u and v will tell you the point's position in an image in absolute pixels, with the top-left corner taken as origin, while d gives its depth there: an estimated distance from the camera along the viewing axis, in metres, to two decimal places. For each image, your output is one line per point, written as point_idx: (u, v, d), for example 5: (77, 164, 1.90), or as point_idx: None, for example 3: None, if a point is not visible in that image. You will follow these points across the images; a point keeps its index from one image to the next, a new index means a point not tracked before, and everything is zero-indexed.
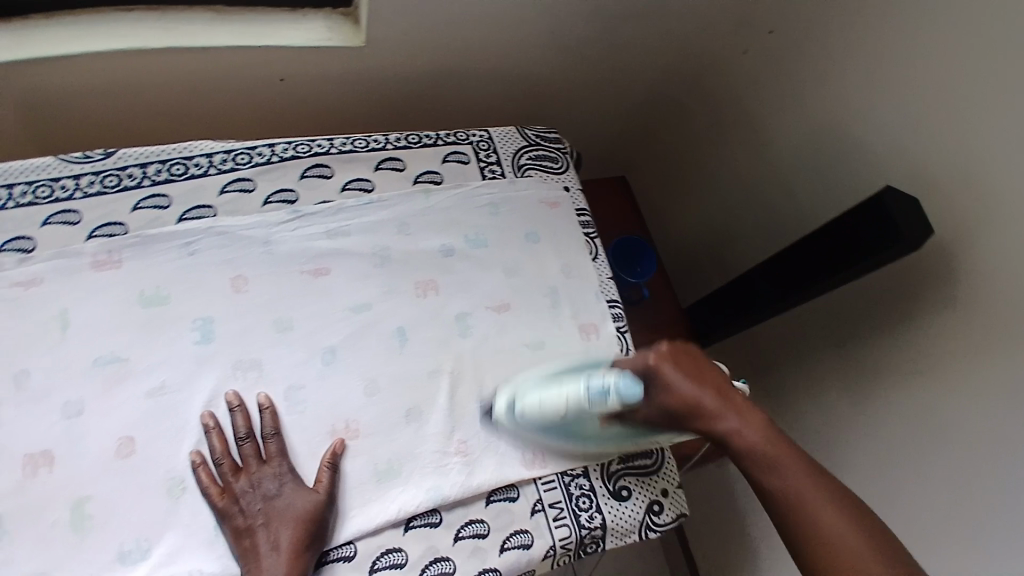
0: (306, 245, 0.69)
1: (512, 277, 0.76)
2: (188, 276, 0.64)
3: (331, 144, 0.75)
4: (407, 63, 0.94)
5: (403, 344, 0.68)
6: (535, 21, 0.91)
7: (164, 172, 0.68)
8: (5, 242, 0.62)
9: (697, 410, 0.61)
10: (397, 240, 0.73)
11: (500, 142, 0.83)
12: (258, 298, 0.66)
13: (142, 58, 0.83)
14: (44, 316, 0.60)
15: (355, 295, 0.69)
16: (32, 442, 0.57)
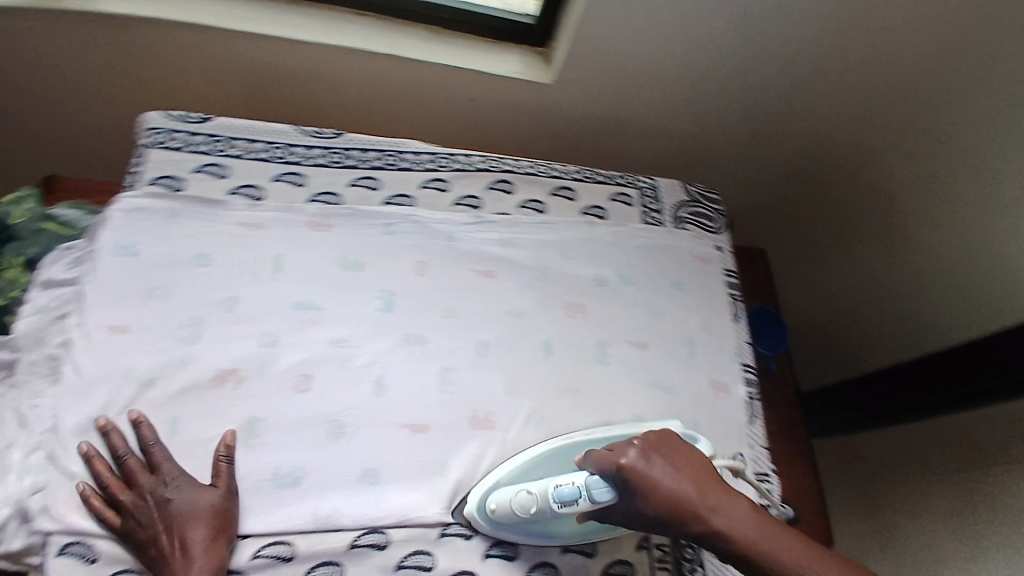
0: (483, 248, 0.77)
1: (656, 318, 0.79)
2: (384, 252, 0.74)
3: (516, 164, 0.82)
4: (583, 104, 1.00)
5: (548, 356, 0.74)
6: (712, 87, 0.97)
7: (380, 160, 0.77)
8: (238, 187, 0.72)
9: (682, 509, 0.57)
10: (559, 262, 0.79)
11: (665, 193, 0.87)
12: (435, 285, 0.74)
13: (362, 57, 0.92)
14: (259, 255, 0.69)
15: (513, 302, 0.75)
16: (225, 359, 0.65)
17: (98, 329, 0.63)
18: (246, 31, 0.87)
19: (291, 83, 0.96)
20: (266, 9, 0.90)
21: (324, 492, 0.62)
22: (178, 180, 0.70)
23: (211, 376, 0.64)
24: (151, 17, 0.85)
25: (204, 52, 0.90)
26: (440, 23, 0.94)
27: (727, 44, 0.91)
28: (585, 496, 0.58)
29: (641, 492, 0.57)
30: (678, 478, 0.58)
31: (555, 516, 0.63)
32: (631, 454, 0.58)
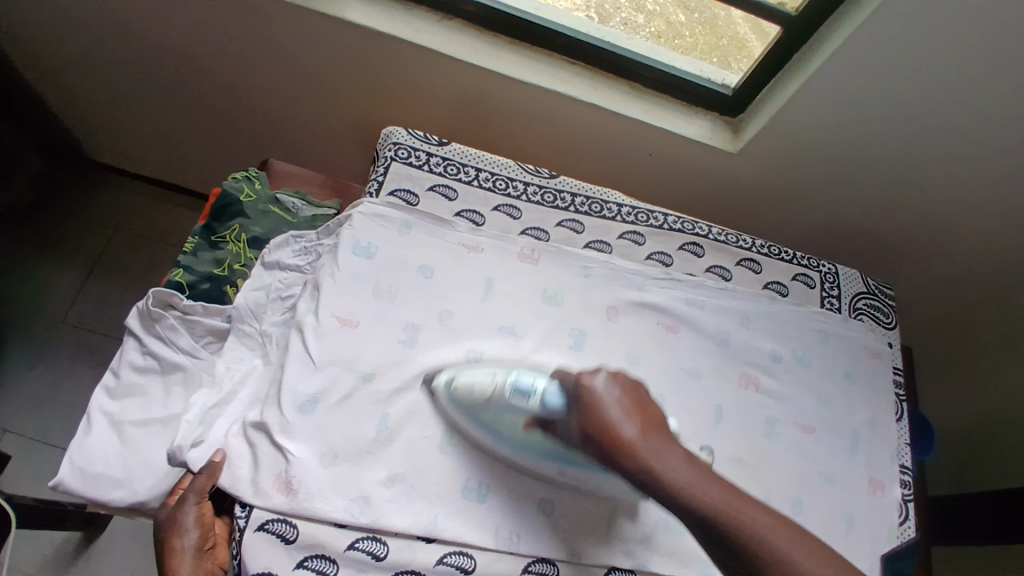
0: (669, 302, 0.79)
1: (825, 405, 0.80)
2: (579, 291, 0.77)
3: (709, 230, 0.85)
4: (761, 176, 1.03)
5: (718, 422, 0.75)
6: (899, 186, 0.97)
7: (586, 206, 0.82)
8: (461, 210, 0.78)
9: (617, 440, 0.53)
10: (740, 331, 0.80)
11: (845, 280, 0.88)
12: (623, 332, 0.76)
13: (568, 102, 0.99)
14: (476, 277, 0.73)
15: (692, 362, 0.77)
16: (434, 365, 0.67)
17: (332, 318, 0.66)
18: (474, 63, 0.96)
19: (494, 111, 1.05)
20: (492, 45, 0.98)
21: (506, 516, 0.63)
22: (413, 196, 0.76)
23: (421, 379, 0.66)
24: (393, 34, 0.93)
25: (428, 73, 0.99)
26: (642, 81, 1.00)
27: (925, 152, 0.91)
28: (540, 391, 0.59)
29: (585, 415, 0.55)
30: (625, 407, 0.55)
31: (493, 424, 0.62)
32: (589, 376, 0.56)
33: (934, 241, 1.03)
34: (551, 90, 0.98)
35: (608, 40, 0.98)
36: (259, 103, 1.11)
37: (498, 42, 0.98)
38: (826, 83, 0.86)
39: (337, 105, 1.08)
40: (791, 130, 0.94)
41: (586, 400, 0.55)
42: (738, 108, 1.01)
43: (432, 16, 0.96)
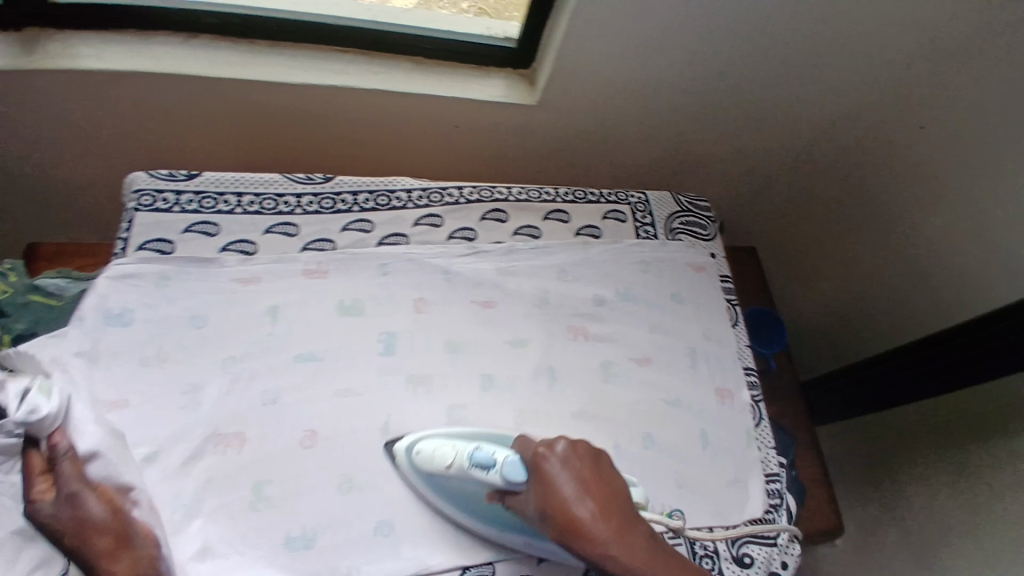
0: (480, 277, 0.77)
1: (660, 336, 0.80)
2: (383, 290, 0.73)
3: (509, 192, 0.83)
4: (567, 123, 1.02)
5: (553, 384, 0.73)
6: (696, 100, 0.99)
7: (371, 202, 0.78)
8: (230, 243, 0.72)
9: (580, 529, 0.51)
10: (559, 286, 0.79)
11: (656, 205, 0.88)
12: (435, 321, 0.73)
13: (349, 93, 0.93)
14: (257, 310, 0.68)
15: (515, 331, 0.75)
16: (228, 420, 0.62)
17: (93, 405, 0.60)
18: (231, 76, 0.88)
19: (278, 121, 0.98)
20: (249, 53, 0.90)
21: (340, 553, 0.59)
22: (167, 242, 0.70)
23: (212, 439, 0.61)
24: (131, 69, 0.84)
25: (190, 100, 0.91)
26: (422, 53, 0.96)
27: (706, 63, 0.93)
28: (497, 469, 0.55)
29: (549, 498, 0.53)
30: (592, 495, 0.53)
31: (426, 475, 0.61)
32: (563, 447, 0.55)
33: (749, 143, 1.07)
34: (328, 86, 0.92)
35: (372, 19, 0.93)
36: (21, 175, 0.99)
37: (254, 48, 0.91)
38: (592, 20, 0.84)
39: (109, 158, 0.98)
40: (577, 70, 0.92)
41: (540, 484, 0.53)
42: (526, 58, 0.99)
43: (173, 38, 0.88)
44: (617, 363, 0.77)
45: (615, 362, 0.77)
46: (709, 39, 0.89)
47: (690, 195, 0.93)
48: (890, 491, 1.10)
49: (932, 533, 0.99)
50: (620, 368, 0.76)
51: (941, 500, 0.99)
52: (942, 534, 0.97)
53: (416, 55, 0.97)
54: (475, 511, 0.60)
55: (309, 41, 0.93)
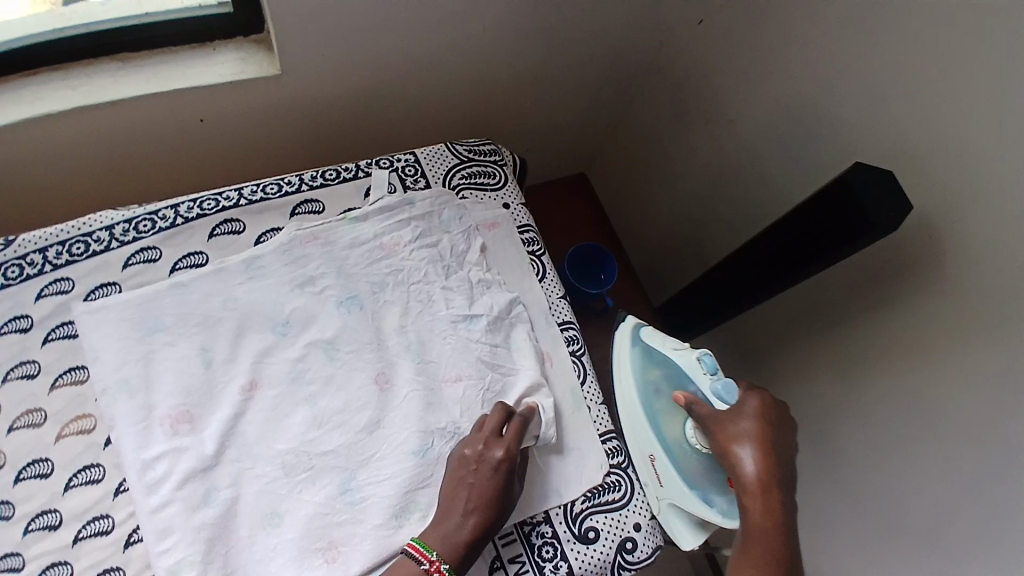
0: (224, 303, 0.68)
1: (430, 317, 0.71)
2: (104, 385, 0.64)
3: (239, 195, 0.71)
4: (336, 84, 0.90)
5: (319, 406, 0.65)
6: (470, 24, 0.89)
7: (65, 254, 0.69)
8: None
9: (761, 450, 0.63)
10: (303, 301, 0.69)
11: (428, 163, 0.78)
12: (168, 370, 0.64)
13: (56, 121, 0.79)
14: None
15: (282, 350, 0.67)
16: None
17: None
18: None
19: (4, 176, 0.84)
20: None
21: None
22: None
23: None
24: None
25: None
26: (127, 48, 0.82)
27: None
28: (716, 377, 0.72)
29: (715, 418, 0.68)
30: (757, 452, 0.63)
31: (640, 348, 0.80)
32: (752, 405, 0.66)
33: (554, 45, 0.99)
34: (13, 123, 0.77)
35: (49, 26, 0.78)
36: None
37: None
38: None
39: None
40: (309, 19, 0.79)
41: (703, 419, 0.69)
42: (253, 20, 0.84)
43: None
44: (389, 364, 0.68)
45: (388, 363, 0.68)
46: None
47: (473, 140, 0.83)
48: (773, 379, 1.10)
49: (827, 417, 0.98)
50: (393, 368, 0.68)
51: (821, 372, 0.99)
52: (835, 409, 0.97)
53: (120, 51, 0.82)
54: (665, 429, 0.75)
55: None
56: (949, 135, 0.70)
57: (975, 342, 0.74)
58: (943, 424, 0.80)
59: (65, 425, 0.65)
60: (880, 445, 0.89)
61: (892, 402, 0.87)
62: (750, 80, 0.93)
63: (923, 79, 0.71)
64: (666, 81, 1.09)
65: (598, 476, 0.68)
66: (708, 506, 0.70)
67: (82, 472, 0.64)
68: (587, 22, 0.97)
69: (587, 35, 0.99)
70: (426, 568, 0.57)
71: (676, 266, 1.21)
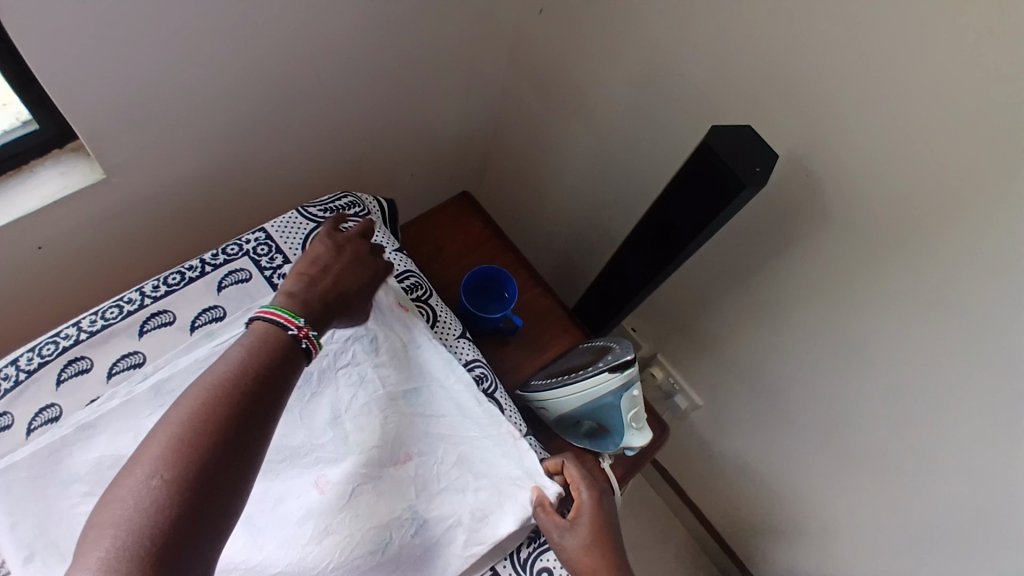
0: (116, 448, 0.59)
1: (366, 400, 0.64)
2: (29, 550, 0.54)
3: (78, 329, 0.65)
4: (178, 171, 0.85)
5: (257, 531, 0.57)
6: (300, 78, 0.84)
7: None
8: None
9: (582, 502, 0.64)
10: None
11: (282, 236, 0.73)
12: (65, 542, 0.55)
13: None
14: None
15: None
16: None
17: None
18: None
19: None
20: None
21: None
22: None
23: None
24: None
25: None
26: None
27: (276, 42, 0.77)
28: (632, 449, 0.73)
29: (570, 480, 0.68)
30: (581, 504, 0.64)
31: (611, 394, 0.68)
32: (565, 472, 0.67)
33: (398, 70, 0.94)
34: None
35: None
36: None
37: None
38: (86, 68, 0.65)
39: None
40: (120, 118, 0.72)
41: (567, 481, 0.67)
42: (68, 130, 0.77)
43: None
44: (326, 463, 0.60)
45: (327, 464, 0.60)
46: (255, 18, 0.73)
47: (325, 198, 0.79)
48: (699, 346, 1.08)
49: (765, 364, 0.97)
50: (333, 467, 0.60)
51: (745, 326, 0.97)
52: (768, 356, 0.96)
53: None
54: (579, 413, 0.72)
55: None
56: (794, 75, 0.69)
57: (874, 267, 0.74)
58: (873, 348, 0.80)
59: None
60: (823, 379, 0.89)
61: (817, 337, 0.86)
62: (601, 57, 0.90)
63: (760, 24, 0.69)
64: (527, 74, 1.05)
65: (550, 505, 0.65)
66: (568, 434, 0.78)
67: None
68: (429, 38, 0.92)
69: (432, 54, 0.95)
70: (295, 334, 0.54)
71: (581, 255, 1.19)
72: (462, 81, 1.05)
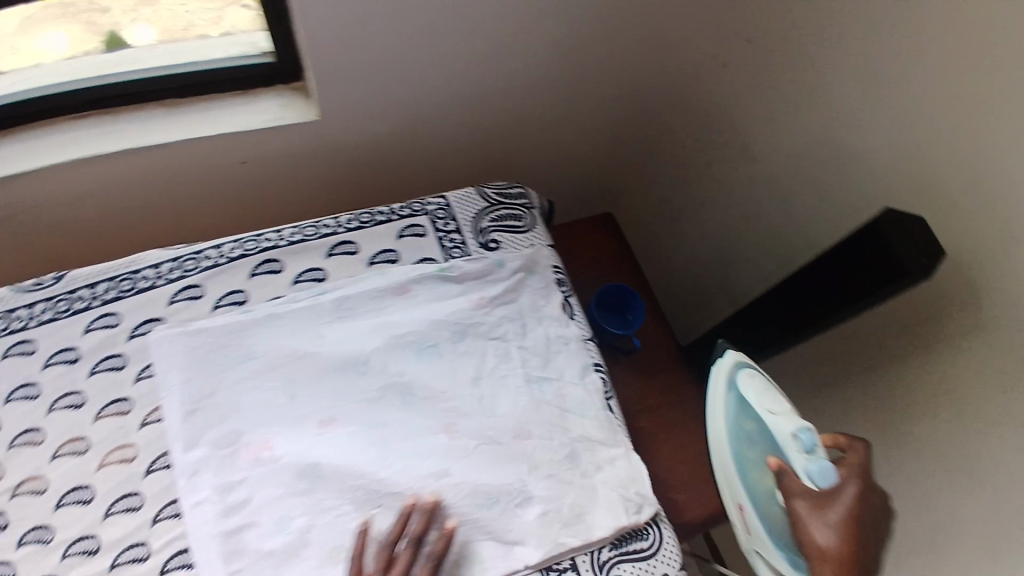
0: (288, 344, 0.67)
1: (505, 371, 0.70)
2: (193, 404, 0.63)
3: (279, 237, 0.73)
4: (369, 127, 0.93)
5: (387, 450, 0.64)
6: (494, 71, 0.91)
7: (114, 291, 0.68)
8: (11, 393, 0.66)
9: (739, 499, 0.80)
10: (384, 341, 0.69)
11: (459, 207, 0.79)
12: (225, 405, 0.63)
13: (103, 161, 0.85)
14: (32, 462, 0.64)
15: (357, 387, 0.66)
16: None
17: None
18: None
19: (56, 210, 0.90)
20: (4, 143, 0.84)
21: None
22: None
23: None
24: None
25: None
26: (176, 95, 0.87)
27: (485, 31, 0.84)
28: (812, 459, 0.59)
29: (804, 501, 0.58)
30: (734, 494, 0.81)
31: (766, 437, 0.65)
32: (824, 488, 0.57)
33: (578, 86, 0.99)
34: (63, 161, 0.83)
35: (100, 75, 0.84)
36: None
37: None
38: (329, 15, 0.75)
39: None
40: (339, 68, 0.82)
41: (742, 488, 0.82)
42: (294, 71, 0.88)
43: None
44: (458, 415, 0.67)
45: (459, 416, 0.67)
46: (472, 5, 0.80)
47: (503, 183, 0.84)
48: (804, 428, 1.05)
49: None
50: (463, 418, 0.67)
51: (849, 419, 0.92)
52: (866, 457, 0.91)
53: (169, 98, 0.87)
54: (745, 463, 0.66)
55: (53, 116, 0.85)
56: (989, 179, 0.68)
57: (1004, 389, 0.70)
58: (971, 477, 0.75)
59: (107, 455, 0.63)
60: (916, 501, 0.82)
61: (921, 449, 0.81)
62: (781, 121, 0.92)
63: (958, 120, 0.69)
64: (687, 120, 1.07)
65: (642, 521, 0.67)
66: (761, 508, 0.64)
67: (121, 500, 0.62)
68: (609, 64, 0.97)
69: (609, 77, 1.00)
70: None
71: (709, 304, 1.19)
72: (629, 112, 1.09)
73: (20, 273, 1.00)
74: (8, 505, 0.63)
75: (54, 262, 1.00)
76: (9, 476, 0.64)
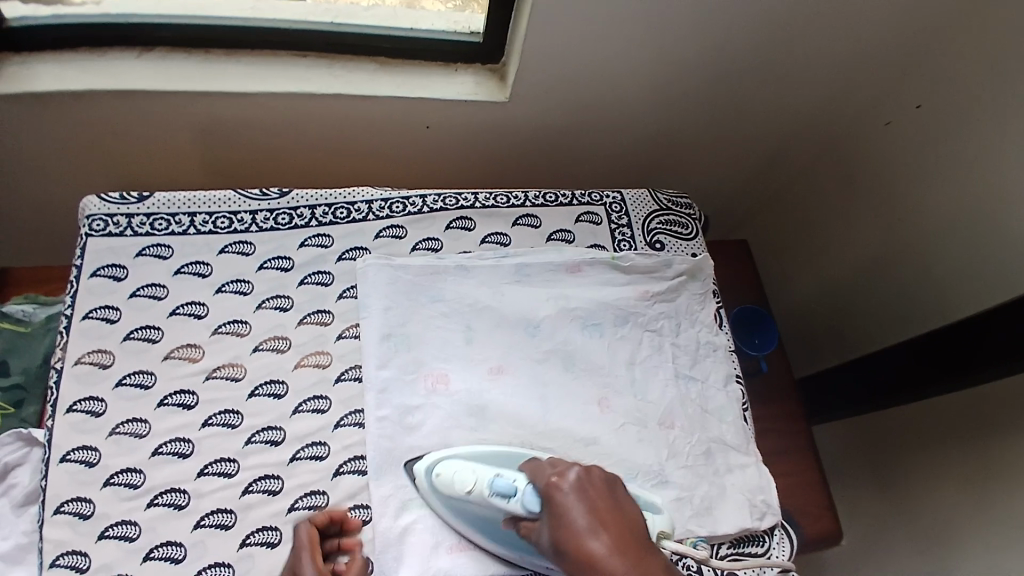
0: (472, 294, 0.73)
1: (658, 362, 0.75)
2: (389, 329, 0.70)
3: (475, 199, 0.79)
4: (547, 116, 0.98)
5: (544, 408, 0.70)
6: (670, 83, 0.94)
7: (330, 215, 0.76)
8: (226, 282, 0.72)
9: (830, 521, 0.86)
10: (556, 310, 0.74)
11: (633, 205, 0.84)
12: (415, 335, 0.71)
13: (310, 100, 0.90)
14: (230, 353, 0.69)
15: (528, 345, 0.72)
16: (171, 472, 0.64)
17: (102, 434, 0.65)
18: (187, 90, 0.86)
19: (251, 129, 0.94)
20: (227, 62, 0.88)
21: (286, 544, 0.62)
22: (160, 287, 0.71)
23: (169, 492, 0.63)
24: (92, 89, 0.84)
25: (155, 105, 0.88)
26: (385, 53, 0.92)
27: (681, 43, 0.88)
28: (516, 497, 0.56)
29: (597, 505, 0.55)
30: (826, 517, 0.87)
31: (534, 456, 0.62)
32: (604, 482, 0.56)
33: (744, 116, 1.02)
34: (291, 92, 0.88)
35: (322, 21, 0.88)
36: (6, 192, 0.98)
37: (208, 58, 0.88)
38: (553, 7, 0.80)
39: (86, 177, 0.99)
40: (539, 57, 0.87)
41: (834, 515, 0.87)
42: (495, 53, 0.93)
43: (128, 52, 0.86)
44: (611, 392, 0.72)
45: (611, 391, 0.72)
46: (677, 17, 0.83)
47: (672, 192, 0.89)
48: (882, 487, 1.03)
49: (935, 534, 0.91)
50: (615, 396, 0.72)
51: (936, 487, 0.91)
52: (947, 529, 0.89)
53: (381, 54, 0.92)
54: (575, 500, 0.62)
55: (265, 48, 0.89)
56: None
57: None
58: None
59: (305, 357, 0.70)
60: None
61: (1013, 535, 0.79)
62: (930, 183, 0.92)
63: None
64: (834, 168, 1.08)
65: (762, 528, 0.70)
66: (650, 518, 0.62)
67: (310, 401, 0.68)
68: (781, 99, 0.99)
69: (780, 113, 1.01)
70: None
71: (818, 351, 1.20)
72: (777, 152, 1.09)
73: (195, 183, 1.06)
74: (202, 386, 0.68)
75: (226, 181, 1.05)
76: (208, 359, 0.69)
